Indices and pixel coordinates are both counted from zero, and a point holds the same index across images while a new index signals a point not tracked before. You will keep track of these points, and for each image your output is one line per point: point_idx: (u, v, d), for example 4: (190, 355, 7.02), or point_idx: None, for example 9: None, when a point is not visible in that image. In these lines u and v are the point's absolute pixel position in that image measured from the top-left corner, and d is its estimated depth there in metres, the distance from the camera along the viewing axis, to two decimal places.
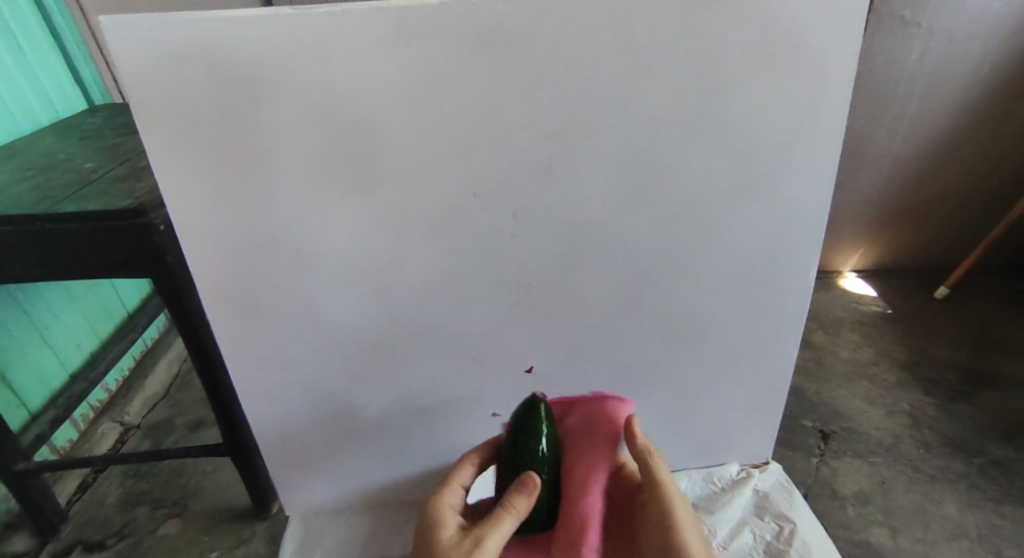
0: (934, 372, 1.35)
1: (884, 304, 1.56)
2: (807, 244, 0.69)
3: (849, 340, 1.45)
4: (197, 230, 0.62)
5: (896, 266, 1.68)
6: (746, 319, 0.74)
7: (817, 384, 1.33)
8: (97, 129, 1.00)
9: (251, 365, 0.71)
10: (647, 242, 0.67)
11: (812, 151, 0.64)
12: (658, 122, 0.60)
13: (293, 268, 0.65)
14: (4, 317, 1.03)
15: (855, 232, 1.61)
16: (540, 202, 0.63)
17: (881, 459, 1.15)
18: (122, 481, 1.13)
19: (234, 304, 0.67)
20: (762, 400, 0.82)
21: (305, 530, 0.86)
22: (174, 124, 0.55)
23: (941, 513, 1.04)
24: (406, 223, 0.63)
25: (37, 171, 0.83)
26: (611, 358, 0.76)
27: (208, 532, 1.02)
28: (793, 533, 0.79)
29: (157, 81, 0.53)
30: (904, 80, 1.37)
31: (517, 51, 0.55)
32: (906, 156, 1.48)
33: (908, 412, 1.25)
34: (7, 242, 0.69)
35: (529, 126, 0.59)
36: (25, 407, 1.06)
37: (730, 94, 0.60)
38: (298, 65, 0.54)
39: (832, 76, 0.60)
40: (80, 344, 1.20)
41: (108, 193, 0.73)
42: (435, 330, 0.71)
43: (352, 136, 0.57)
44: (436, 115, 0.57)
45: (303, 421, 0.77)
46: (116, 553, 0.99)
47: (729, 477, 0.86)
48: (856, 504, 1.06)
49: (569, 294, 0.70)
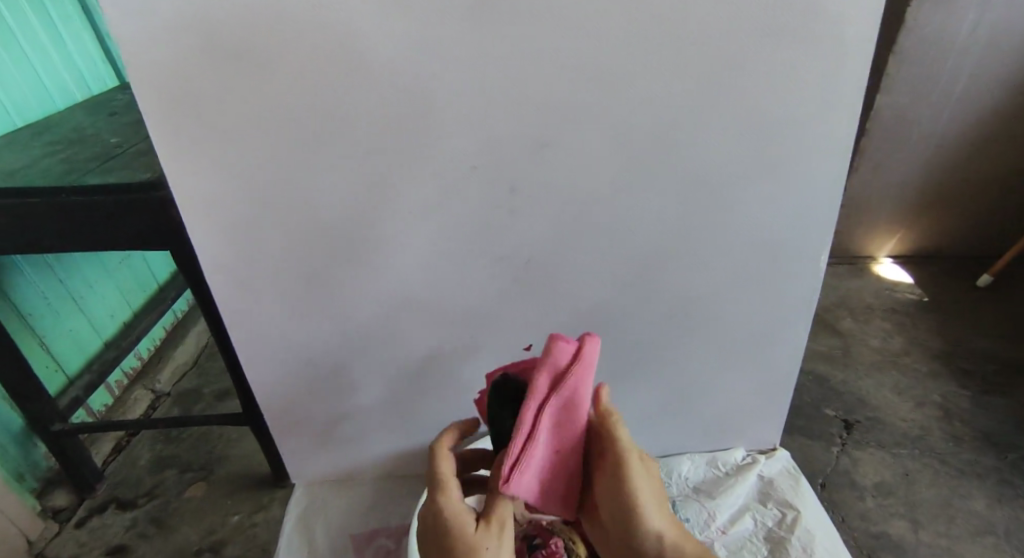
0: (971, 363, 1.27)
1: (920, 291, 1.48)
2: (820, 224, 0.67)
3: (880, 327, 1.37)
4: (203, 204, 0.63)
5: (936, 250, 1.59)
6: (750, 302, 0.73)
7: (842, 372, 1.26)
8: (126, 104, 1.02)
9: (259, 335, 0.73)
10: (648, 221, 0.65)
11: (823, 129, 0.61)
12: (659, 96, 0.58)
13: (294, 241, 0.66)
14: (43, 287, 1.07)
15: (893, 215, 1.52)
16: (537, 178, 0.62)
17: (906, 452, 1.08)
18: (153, 445, 1.18)
19: (239, 277, 0.68)
20: (767, 384, 0.81)
21: (311, 496, 0.89)
22: (175, 96, 0.56)
23: (968, 508, 0.99)
24: (403, 197, 0.63)
25: (66, 145, 0.85)
26: (610, 339, 0.75)
27: (231, 497, 1.05)
28: (795, 521, 0.78)
29: (157, 53, 0.54)
30: (953, 55, 1.27)
31: (512, 19, 0.53)
32: (951, 135, 1.39)
33: (939, 403, 1.18)
34: (33, 214, 0.72)
35: (524, 100, 0.57)
36: (63, 371, 1.11)
37: (739, 66, 0.57)
38: (295, 37, 0.54)
39: (851, 48, 0.56)
40: (113, 314, 1.25)
41: (128, 167, 0.75)
42: (435, 306, 0.71)
43: (348, 108, 0.57)
44: (430, 89, 0.56)
45: (308, 391, 0.79)
46: (146, 513, 1.04)
47: (734, 462, 0.86)
48: (876, 496, 1.01)
49: (568, 273, 0.69)
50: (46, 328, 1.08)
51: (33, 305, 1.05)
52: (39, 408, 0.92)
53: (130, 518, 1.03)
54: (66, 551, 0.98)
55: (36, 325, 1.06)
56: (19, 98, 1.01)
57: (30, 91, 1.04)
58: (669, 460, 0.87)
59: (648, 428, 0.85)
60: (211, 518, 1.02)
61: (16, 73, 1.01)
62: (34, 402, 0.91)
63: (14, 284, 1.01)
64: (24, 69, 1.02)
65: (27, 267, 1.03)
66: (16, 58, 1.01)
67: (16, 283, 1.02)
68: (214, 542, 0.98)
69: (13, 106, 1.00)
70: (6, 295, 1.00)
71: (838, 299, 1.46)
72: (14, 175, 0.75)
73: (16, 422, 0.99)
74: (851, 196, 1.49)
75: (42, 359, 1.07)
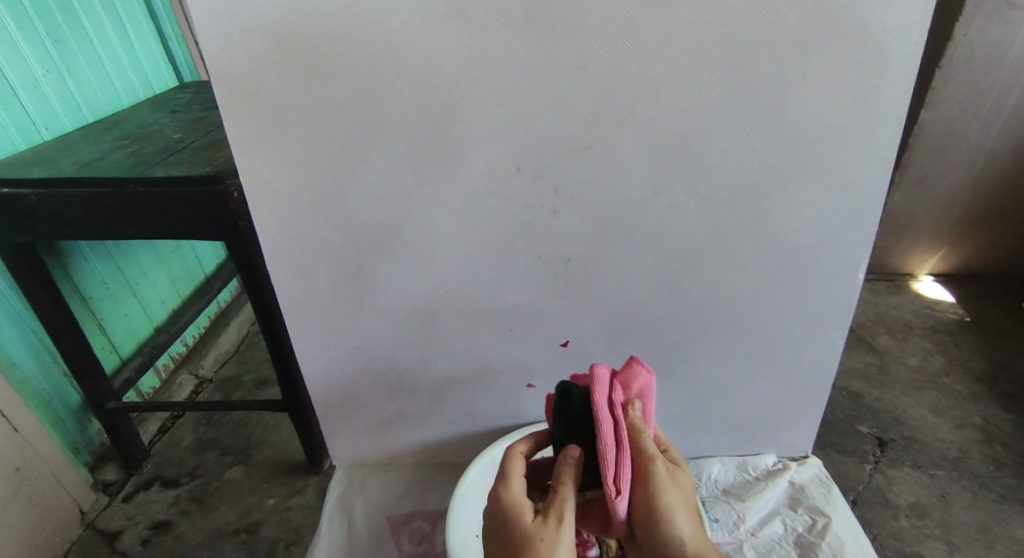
0: (1016, 386, 1.22)
1: (963, 311, 1.44)
2: (858, 236, 0.68)
3: (918, 346, 1.33)
4: (264, 196, 0.67)
5: (981, 268, 1.55)
6: (781, 307, 0.74)
7: (878, 390, 1.23)
8: (186, 104, 1.08)
9: (307, 322, 0.78)
10: (683, 225, 0.67)
11: (864, 137, 0.62)
12: (699, 102, 0.60)
13: (345, 232, 0.69)
14: (102, 272, 1.14)
15: (935, 232, 1.49)
16: (578, 180, 0.64)
17: (943, 473, 1.05)
18: (196, 428, 1.22)
19: (292, 264, 0.72)
20: (799, 390, 0.82)
21: (347, 480, 0.93)
22: (244, 94, 0.61)
23: (1009, 534, 0.95)
24: (448, 194, 0.66)
25: (135, 139, 0.91)
26: (641, 339, 0.77)
27: (267, 481, 1.09)
28: (826, 527, 0.81)
29: (232, 54, 0.59)
30: (1005, 69, 1.24)
31: (560, 28, 0.56)
32: (1000, 152, 1.36)
33: (980, 425, 1.14)
34: (106, 202, 0.77)
35: (570, 104, 0.60)
36: (117, 352, 1.17)
37: (783, 77, 0.58)
38: (357, 40, 0.57)
39: (894, 59, 0.57)
40: (164, 301, 1.31)
41: (192, 161, 0.80)
42: (473, 301, 0.74)
43: (403, 108, 0.61)
44: (482, 92, 0.60)
45: (349, 376, 0.83)
46: (188, 491, 1.08)
47: (765, 467, 0.88)
48: (910, 516, 0.98)
49: (603, 271, 0.71)
50: (104, 311, 1.14)
51: (93, 288, 1.11)
52: (96, 387, 0.98)
53: (173, 495, 1.07)
54: (114, 523, 1.02)
55: (95, 307, 1.12)
56: (91, 96, 1.08)
57: (100, 89, 1.11)
58: (698, 461, 0.90)
59: (675, 429, 0.87)
60: (248, 500, 1.06)
61: (90, 73, 1.08)
62: (94, 380, 0.97)
63: (79, 268, 1.08)
64: (97, 70, 1.10)
65: (90, 253, 1.10)
66: (91, 59, 1.09)
67: (81, 268, 1.08)
68: (251, 522, 1.01)
69: (86, 103, 1.07)
70: (72, 278, 1.06)
71: (874, 316, 1.43)
72: (89, 166, 0.81)
73: (75, 398, 1.05)
74: (892, 211, 1.46)
75: (100, 340, 1.13)
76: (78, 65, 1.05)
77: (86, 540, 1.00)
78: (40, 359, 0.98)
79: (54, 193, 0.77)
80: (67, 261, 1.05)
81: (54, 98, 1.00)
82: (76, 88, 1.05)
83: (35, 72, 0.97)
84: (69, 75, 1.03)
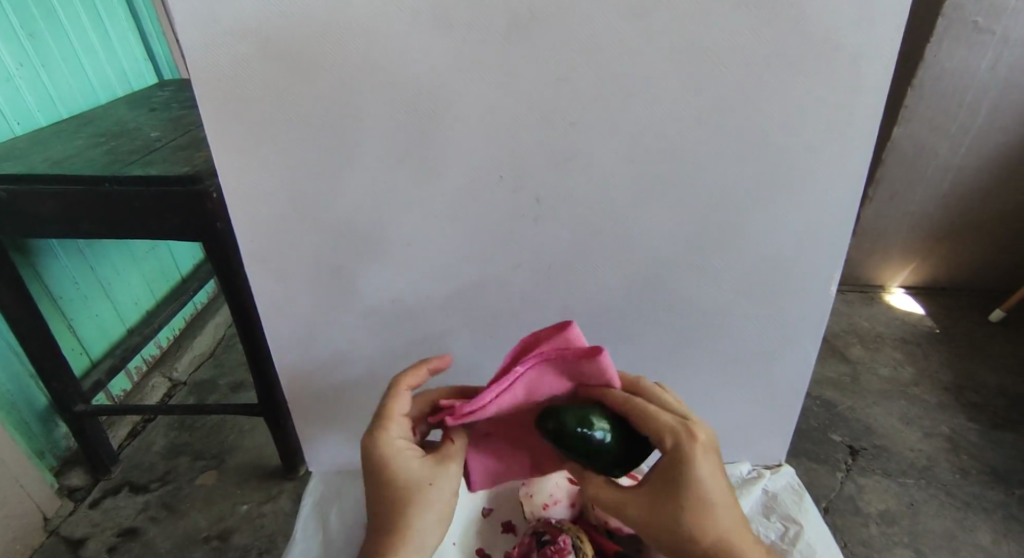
0: (981, 397, 1.26)
1: (932, 322, 1.47)
2: (831, 248, 0.69)
3: (890, 357, 1.36)
4: (242, 200, 0.67)
5: (950, 283, 1.59)
6: (755, 317, 0.75)
7: (851, 399, 1.25)
8: (164, 102, 1.06)
9: (287, 327, 0.77)
10: (660, 236, 0.68)
11: (837, 153, 0.63)
12: (678, 117, 0.61)
13: (324, 236, 0.69)
14: (73, 271, 1.11)
15: (906, 246, 1.53)
16: (560, 190, 0.65)
17: (912, 481, 1.07)
18: (168, 432, 1.19)
19: (271, 267, 0.71)
20: (773, 399, 0.83)
21: (324, 487, 0.92)
22: (226, 96, 0.60)
23: (973, 540, 0.97)
24: (430, 201, 0.66)
25: (110, 137, 0.89)
26: (619, 347, 0.78)
27: (241, 486, 1.07)
28: (797, 535, 0.82)
29: (213, 57, 0.58)
30: (972, 91, 1.28)
31: (541, 40, 0.57)
32: (968, 169, 1.40)
33: (947, 435, 1.16)
34: (80, 200, 0.75)
35: (552, 115, 0.61)
36: (87, 353, 1.14)
37: (759, 93, 0.60)
38: (341, 49, 0.57)
39: (867, 77, 0.59)
40: (137, 301, 1.28)
41: (168, 160, 0.79)
42: (453, 307, 0.74)
43: (385, 114, 0.61)
44: (465, 100, 0.60)
45: (326, 380, 0.82)
46: (158, 497, 1.05)
47: (739, 475, 0.90)
48: (879, 523, 1.00)
49: (582, 279, 0.72)
50: (73, 311, 1.11)
51: (62, 288, 1.08)
52: (64, 389, 0.94)
53: (142, 502, 1.04)
54: (80, 530, 1.00)
55: (65, 307, 1.09)
56: (65, 90, 1.06)
57: (76, 82, 1.08)
58: None
59: None
60: (220, 506, 1.04)
61: (65, 67, 1.06)
62: (62, 382, 0.94)
63: (49, 268, 1.05)
64: (72, 64, 1.07)
65: (61, 252, 1.07)
66: (66, 54, 1.06)
67: (51, 267, 1.06)
68: (223, 529, 0.99)
69: (59, 98, 1.05)
70: (41, 278, 1.04)
71: (848, 326, 1.46)
72: (63, 163, 0.79)
73: (41, 401, 1.02)
74: (866, 225, 1.49)
75: (69, 341, 1.10)
76: (52, 60, 1.03)
77: (49, 548, 0.97)
78: (6, 360, 0.95)
79: (26, 190, 0.75)
80: (36, 260, 1.02)
81: (26, 92, 0.98)
82: (50, 81, 1.02)
83: (8, 65, 0.95)
84: (42, 70, 1.01)
